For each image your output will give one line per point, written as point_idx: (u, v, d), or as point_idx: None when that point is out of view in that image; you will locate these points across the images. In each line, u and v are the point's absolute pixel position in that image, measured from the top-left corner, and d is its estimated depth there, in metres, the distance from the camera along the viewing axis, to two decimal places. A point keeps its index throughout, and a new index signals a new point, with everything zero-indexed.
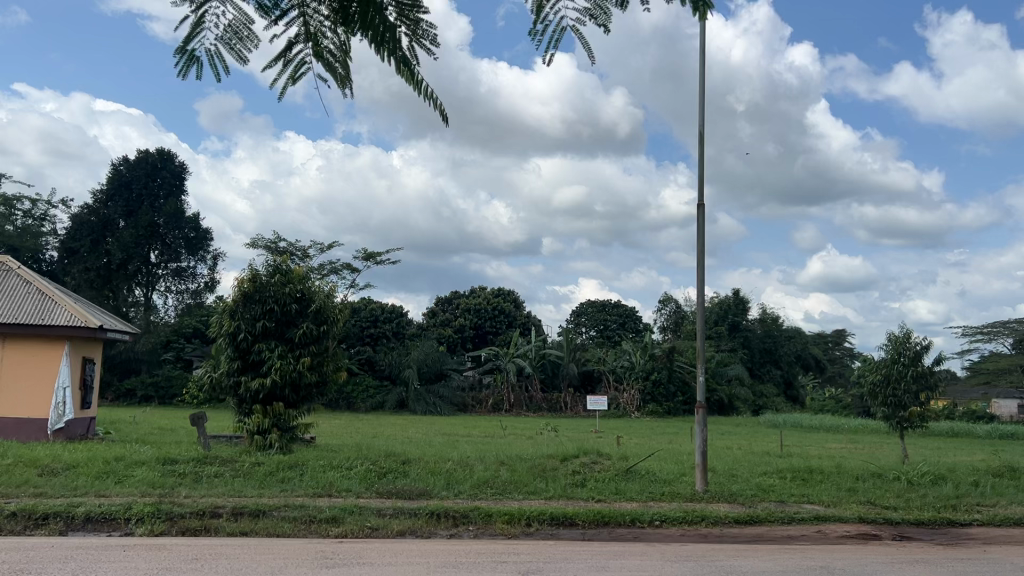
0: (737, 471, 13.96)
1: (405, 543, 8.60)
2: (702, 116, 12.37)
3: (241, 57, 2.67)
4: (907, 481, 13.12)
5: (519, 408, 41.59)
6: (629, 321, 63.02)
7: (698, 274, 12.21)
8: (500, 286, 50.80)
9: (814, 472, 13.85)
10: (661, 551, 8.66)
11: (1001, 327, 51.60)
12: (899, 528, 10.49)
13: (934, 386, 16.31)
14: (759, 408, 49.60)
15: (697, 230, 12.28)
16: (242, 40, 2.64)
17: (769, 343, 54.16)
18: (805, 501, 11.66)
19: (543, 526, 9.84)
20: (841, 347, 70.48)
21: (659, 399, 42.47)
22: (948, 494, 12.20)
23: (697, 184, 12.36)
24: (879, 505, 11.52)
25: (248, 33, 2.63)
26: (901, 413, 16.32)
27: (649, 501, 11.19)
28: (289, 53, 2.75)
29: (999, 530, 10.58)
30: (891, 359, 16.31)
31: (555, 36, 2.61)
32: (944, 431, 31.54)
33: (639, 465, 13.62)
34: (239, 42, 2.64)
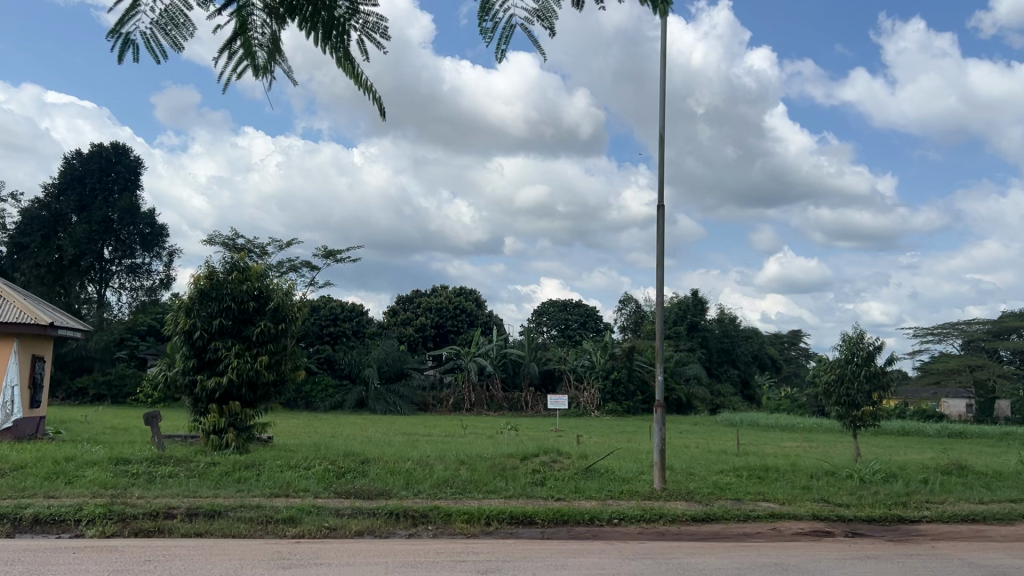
0: (694, 469, 14.10)
1: (363, 543, 8.54)
2: (662, 117, 12.47)
3: (177, 44, 2.60)
4: (860, 479, 13.38)
5: (480, 408, 41.53)
6: (589, 321, 63.37)
7: (658, 275, 12.30)
8: (461, 285, 50.70)
9: (769, 471, 14.06)
10: (619, 549, 8.72)
11: (950, 329, 52.86)
12: (851, 525, 10.71)
13: (886, 385, 16.66)
14: (717, 407, 50.21)
15: (657, 231, 12.37)
16: (177, 26, 2.57)
17: (727, 343, 54.83)
18: (760, 499, 11.83)
19: (503, 525, 9.84)
20: (796, 347, 71.63)
21: (618, 398, 42.75)
22: (898, 492, 12.48)
23: (658, 185, 12.46)
24: (832, 502, 11.73)
25: (183, 20, 2.57)
26: (855, 412, 16.63)
27: (608, 500, 11.26)
28: (233, 42, 2.67)
29: (947, 526, 10.83)
30: (845, 359, 16.65)
31: (504, 33, 2.59)
32: (896, 429, 32.24)
33: (598, 464, 13.70)
34: (174, 28, 2.58)
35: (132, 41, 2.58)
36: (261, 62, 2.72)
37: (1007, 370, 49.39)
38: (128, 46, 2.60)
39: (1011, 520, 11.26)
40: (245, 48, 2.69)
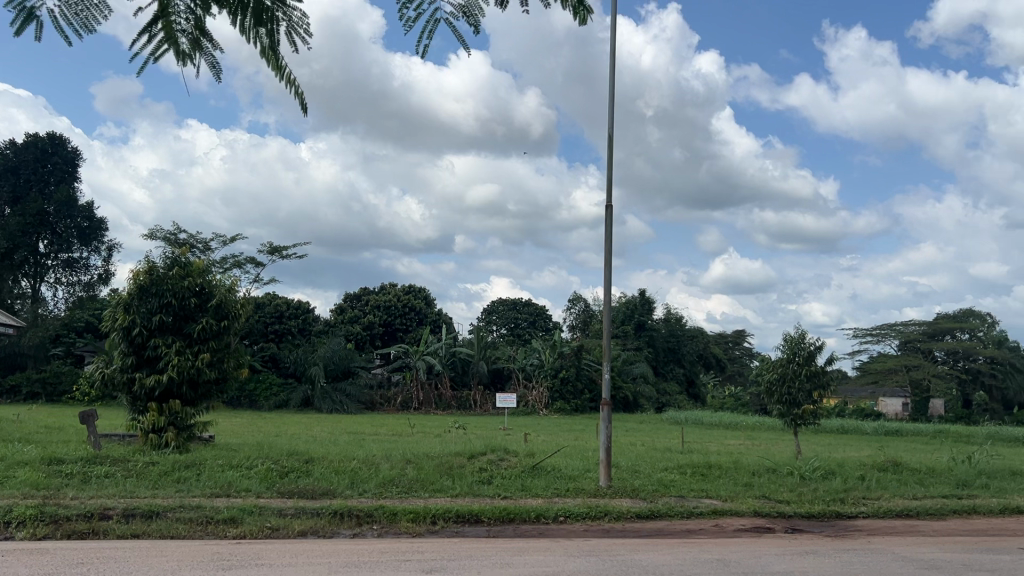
0: (638, 467, 14.26)
1: (306, 544, 8.43)
2: (611, 118, 12.56)
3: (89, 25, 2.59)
4: (799, 476, 13.68)
5: (428, 407, 41.32)
6: (539, 320, 63.62)
7: (606, 274, 12.37)
8: (410, 283, 50.42)
9: (712, 468, 14.27)
10: (564, 546, 8.78)
11: (888, 330, 54.33)
12: (791, 521, 10.94)
13: (826, 385, 17.05)
14: (663, 405, 50.82)
15: (605, 231, 12.45)
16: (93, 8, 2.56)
17: (673, 342, 55.56)
18: (703, 496, 12.00)
19: (448, 523, 9.80)
20: (740, 347, 72.93)
21: (566, 397, 42.97)
22: (836, 488, 12.79)
23: (605, 186, 12.55)
24: (773, 499, 11.97)
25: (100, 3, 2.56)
26: (795, 410, 17.00)
27: (554, 498, 11.30)
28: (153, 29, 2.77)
29: (883, 522, 11.14)
30: (787, 358, 16.99)
31: (426, 27, 2.80)
32: (835, 428, 33.04)
33: (545, 462, 13.75)
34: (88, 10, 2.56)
35: (37, 17, 2.56)
36: (183, 48, 2.81)
37: (942, 371, 51.00)
38: (31, 22, 2.58)
39: (943, 515, 11.62)
40: (164, 32, 2.79)
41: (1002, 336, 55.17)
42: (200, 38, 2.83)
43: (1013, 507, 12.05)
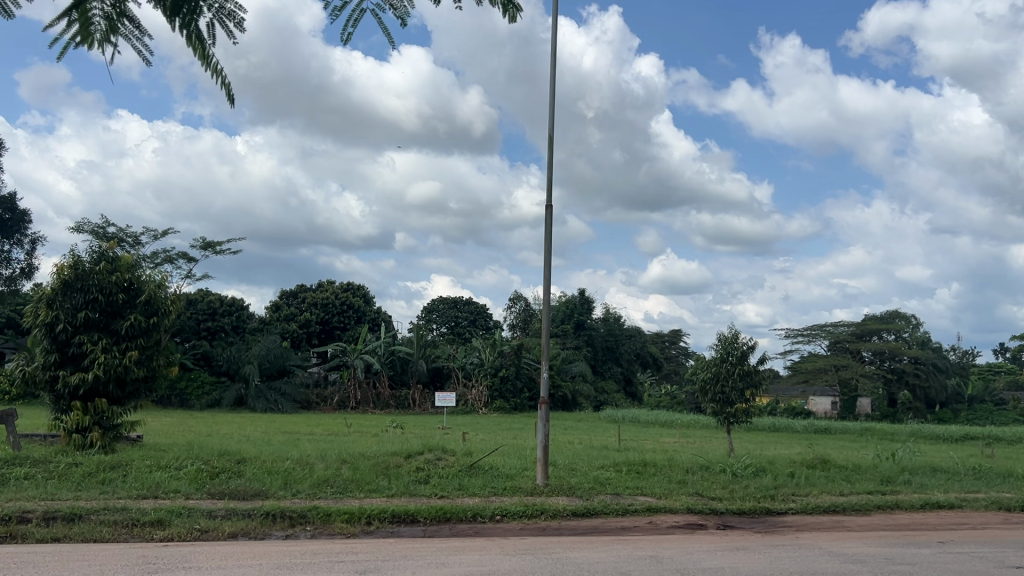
0: (575, 465, 14.36)
1: (236, 546, 8.24)
2: (551, 119, 12.61)
3: None
4: (732, 473, 13.95)
5: (366, 406, 40.91)
6: (479, 319, 63.68)
7: (545, 274, 12.42)
8: (348, 280, 49.88)
9: (647, 466, 14.44)
10: (500, 545, 8.77)
11: (818, 330, 55.81)
12: (722, 517, 11.14)
13: (758, 384, 17.43)
14: (601, 403, 51.32)
15: (544, 230, 12.49)
16: None
17: (612, 341, 56.17)
18: (638, 493, 12.16)
19: (383, 524, 9.70)
20: (677, 347, 74.16)
21: (505, 396, 43.03)
22: (767, 485, 13.09)
23: (545, 186, 12.60)
24: (705, 496, 12.18)
25: None
26: (728, 409, 17.37)
27: (491, 496, 11.30)
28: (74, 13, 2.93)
29: (811, 518, 11.43)
30: (720, 358, 17.30)
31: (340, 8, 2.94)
32: (767, 426, 33.84)
33: (482, 461, 13.75)
34: None
35: None
36: (97, 33, 2.97)
37: (869, 370, 52.62)
38: None
39: (867, 510, 12.00)
40: (81, 19, 2.95)
41: (925, 337, 57.29)
42: (118, 24, 2.99)
43: (933, 502, 12.52)
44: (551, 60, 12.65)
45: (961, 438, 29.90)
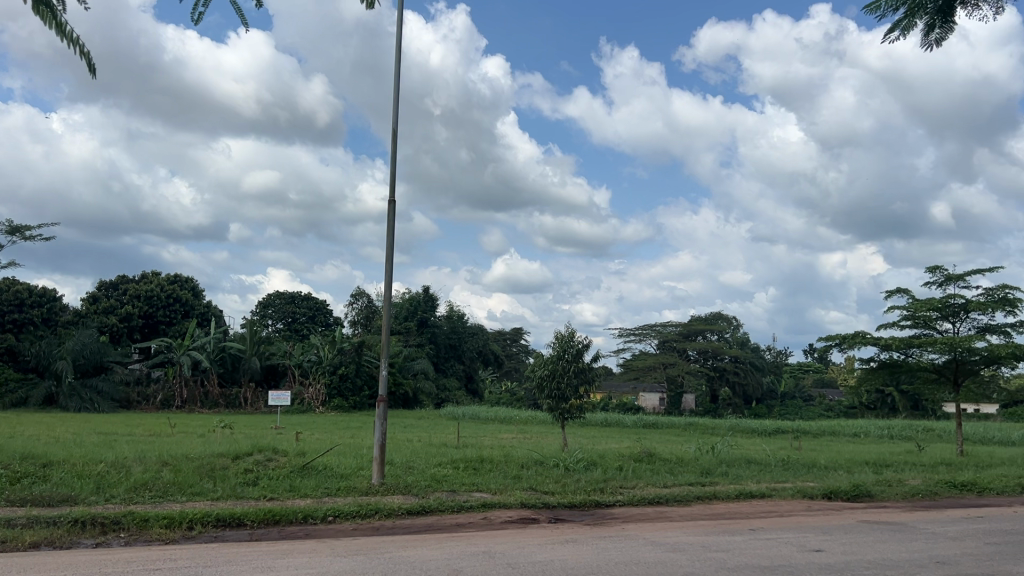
0: (413, 463, 14.29)
1: (41, 556, 7.61)
2: (395, 113, 12.48)
3: None
4: (565, 467, 14.36)
5: (193, 405, 38.89)
6: (318, 314, 62.21)
7: (386, 270, 12.26)
8: (175, 272, 47.22)
9: (484, 463, 14.56)
10: (331, 547, 8.58)
11: (649, 330, 58.46)
12: (554, 511, 11.44)
13: (591, 380, 18.10)
14: (441, 400, 51.38)
15: (387, 226, 12.34)
16: None
17: (453, 339, 56.41)
18: (473, 489, 12.29)
19: (206, 528, 9.25)
20: (518, 344, 75.45)
21: (343, 394, 42.31)
22: (597, 478, 13.60)
23: (389, 181, 12.45)
24: (540, 490, 12.49)
25: None
26: (563, 404, 17.86)
27: (324, 497, 11.03)
28: None
29: (636, 509, 11.96)
30: (557, 355, 17.74)
31: None
32: (601, 421, 35.06)
33: (316, 461, 13.40)
34: None
35: None
36: None
37: (694, 368, 55.76)
38: None
39: (687, 500, 12.70)
40: None
41: (744, 338, 61.47)
42: None
43: (746, 492, 13.44)
44: (397, 54, 12.50)
45: (773, 431, 32.26)
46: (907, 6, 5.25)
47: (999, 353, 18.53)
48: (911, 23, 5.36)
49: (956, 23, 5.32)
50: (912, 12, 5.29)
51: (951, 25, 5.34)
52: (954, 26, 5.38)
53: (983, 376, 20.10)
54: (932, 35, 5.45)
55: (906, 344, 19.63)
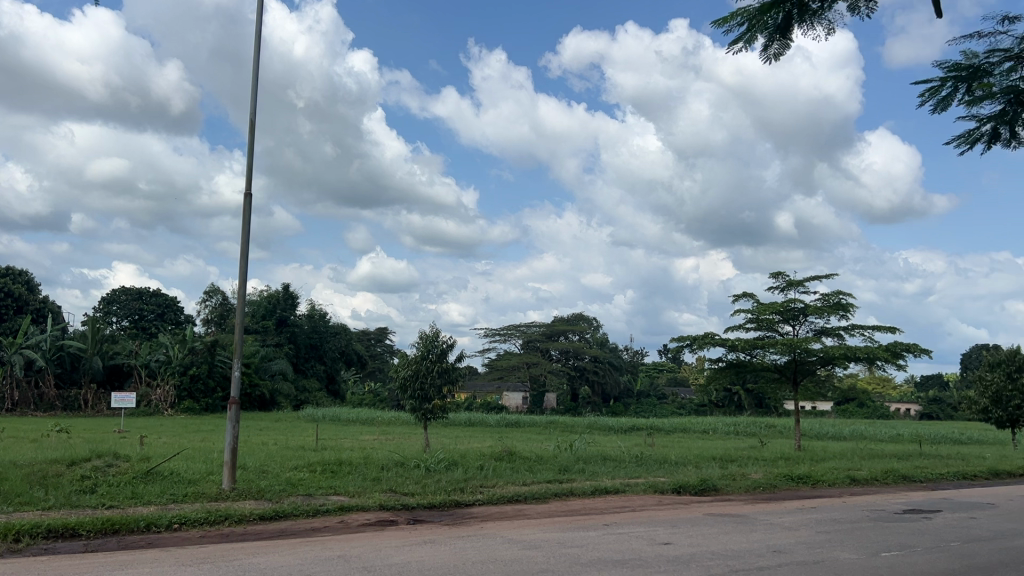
0: (266, 467, 13.84)
1: None
2: (253, 104, 12.04)
3: None
4: (425, 468, 14.32)
5: (25, 408, 36.14)
6: (168, 312, 59.27)
7: (243, 266, 11.81)
8: (7, 265, 43.66)
9: (342, 465, 14.30)
10: (175, 556, 8.18)
11: (514, 330, 59.23)
12: (413, 512, 11.36)
13: (454, 380, 18.11)
14: (301, 402, 50.10)
15: (243, 219, 11.88)
16: None
17: (314, 339, 55.13)
18: (330, 493, 12.02)
19: (36, 541, 8.60)
20: (382, 344, 74.63)
21: (195, 396, 40.46)
22: (458, 478, 13.62)
23: (246, 172, 12.00)
24: (398, 491, 12.38)
25: None
26: (426, 404, 17.73)
27: (169, 504, 10.48)
28: None
29: (495, 507, 12.08)
30: (421, 355, 17.63)
31: None
32: (463, 421, 35.21)
33: (162, 466, 12.73)
34: None
35: None
36: None
37: (556, 367, 56.98)
38: None
39: (546, 498, 12.96)
40: None
41: (603, 338, 63.38)
42: None
43: (601, 488, 13.84)
44: (255, 42, 12.08)
45: (628, 429, 33.44)
46: (750, 22, 5.57)
47: (834, 354, 19.90)
48: (752, 36, 5.68)
49: (791, 41, 5.65)
50: (753, 27, 5.61)
51: (788, 42, 5.65)
52: (791, 43, 5.70)
53: (818, 375, 21.56)
54: (773, 50, 5.77)
55: (751, 344, 20.77)
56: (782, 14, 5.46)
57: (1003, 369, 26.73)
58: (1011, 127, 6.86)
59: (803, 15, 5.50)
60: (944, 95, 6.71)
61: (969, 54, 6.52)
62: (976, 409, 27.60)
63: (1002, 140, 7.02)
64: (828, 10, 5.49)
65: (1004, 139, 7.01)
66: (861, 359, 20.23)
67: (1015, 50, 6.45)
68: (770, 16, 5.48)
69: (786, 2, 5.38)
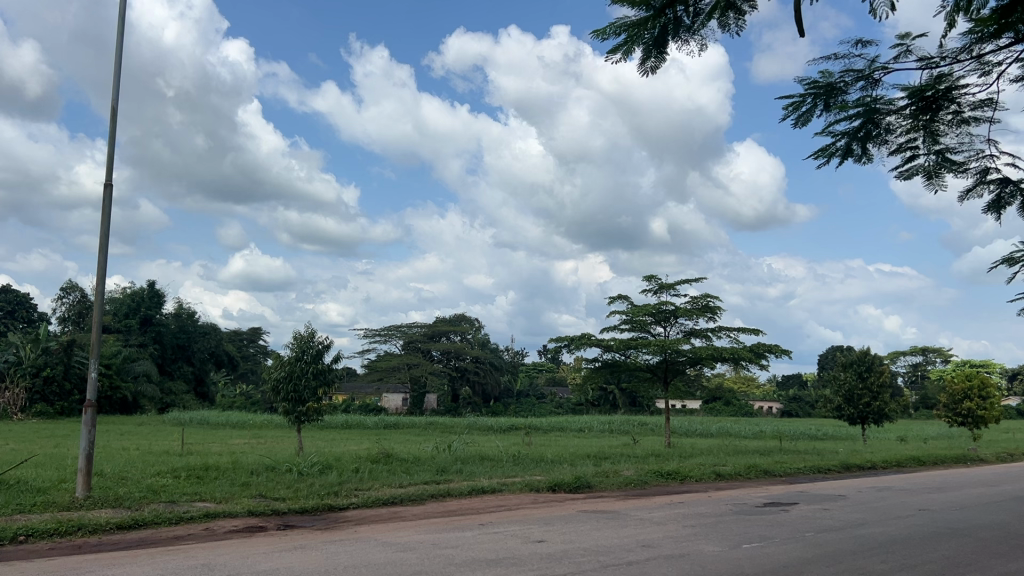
0: (126, 473, 13.13)
1: None
2: (116, 90, 11.40)
3: None
4: (298, 472, 13.94)
5: None
6: (19, 309, 55.35)
7: (102, 262, 11.16)
8: None
9: (209, 469, 13.75)
10: (21, 569, 7.64)
11: (394, 330, 58.64)
12: (283, 517, 11.04)
13: (329, 382, 17.71)
14: (166, 405, 47.96)
15: (102, 212, 11.23)
16: None
17: (182, 338, 52.83)
18: (196, 499, 11.52)
19: None
20: (255, 344, 72.32)
21: (48, 399, 37.95)
22: (331, 482, 13.33)
23: (106, 164, 11.34)
24: (268, 497, 11.99)
25: None
26: (300, 407, 17.26)
27: (15, 515, 9.77)
28: None
29: (370, 511, 11.89)
30: (295, 356, 17.17)
31: None
32: (340, 423, 34.62)
33: (7, 475, 11.83)
34: None
35: None
36: None
37: (437, 368, 56.69)
38: None
39: (422, 499, 12.86)
40: None
41: (485, 338, 63.74)
42: None
43: (478, 488, 13.89)
44: (118, 25, 11.44)
45: (506, 429, 33.75)
46: (628, 34, 5.65)
47: (701, 355, 20.71)
48: (630, 48, 5.79)
49: (666, 54, 5.84)
50: (631, 40, 5.71)
51: (663, 56, 5.85)
52: (666, 57, 5.90)
53: (688, 374, 22.37)
54: (649, 63, 5.94)
55: (625, 345, 21.34)
56: (658, 28, 5.61)
57: (855, 369, 28.56)
58: (863, 144, 7.32)
59: (676, 31, 5.69)
60: (804, 110, 7.08)
61: (825, 73, 6.92)
62: (830, 407, 29.39)
63: (854, 156, 7.50)
64: (700, 26, 5.73)
65: (855, 155, 7.48)
66: (727, 359, 21.14)
67: (866, 71, 6.88)
68: (647, 29, 5.60)
69: (661, 18, 5.53)
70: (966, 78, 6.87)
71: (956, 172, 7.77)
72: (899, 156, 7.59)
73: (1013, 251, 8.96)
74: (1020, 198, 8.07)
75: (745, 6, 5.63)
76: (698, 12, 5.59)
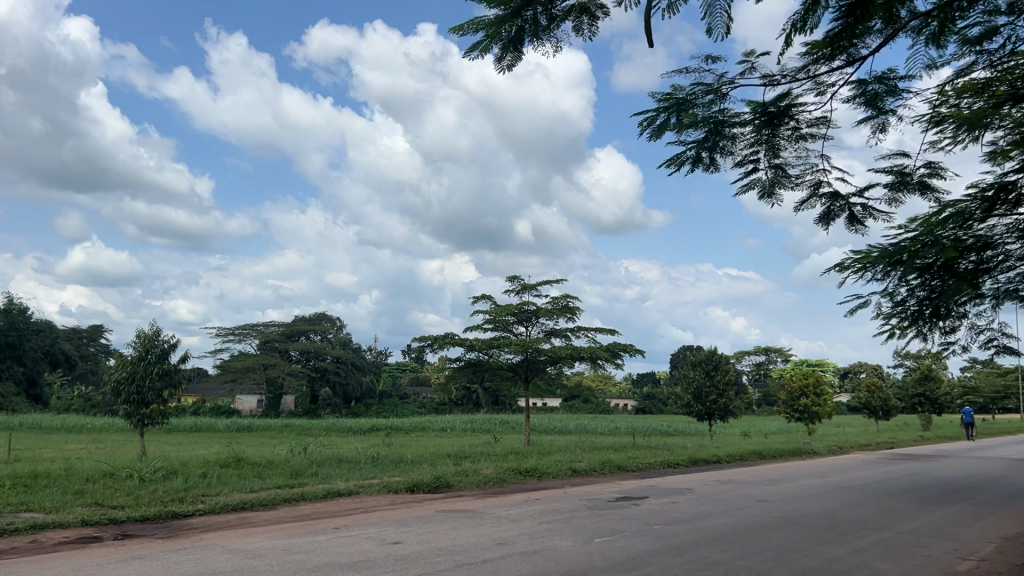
0: None
1: None
2: None
3: None
4: (139, 478, 13.21)
5: None
6: None
7: None
8: None
9: (38, 478, 12.79)
10: None
11: (250, 330, 56.55)
12: (121, 527, 10.42)
13: (176, 383, 16.89)
14: None
15: None
16: None
17: (12, 337, 48.87)
18: (21, 510, 10.68)
19: None
20: (96, 343, 67.92)
21: None
22: (176, 488, 12.71)
23: None
24: (105, 505, 11.28)
25: None
26: (143, 409, 16.35)
27: None
28: None
29: (217, 517, 11.41)
30: (138, 356, 16.24)
31: None
32: (188, 426, 33.09)
33: None
34: None
35: None
36: None
37: (295, 369, 55.19)
38: None
39: (274, 504, 12.48)
40: None
41: (346, 338, 62.61)
42: None
43: (333, 491, 13.63)
44: None
45: (366, 430, 33.27)
46: (487, 31, 5.67)
47: (561, 354, 21.18)
48: (489, 47, 5.83)
49: (523, 54, 5.92)
50: (490, 37, 5.73)
51: (520, 54, 5.92)
52: (523, 56, 5.98)
53: (546, 373, 22.80)
54: (506, 60, 6.00)
55: (487, 344, 21.50)
56: (515, 28, 5.68)
57: (703, 368, 30.03)
58: (710, 154, 7.71)
59: (534, 32, 5.78)
60: (659, 123, 7.39)
61: (677, 86, 7.24)
62: (681, 404, 30.75)
63: (702, 165, 7.89)
64: (556, 28, 5.84)
65: (704, 163, 7.86)
66: (585, 359, 21.72)
67: (715, 85, 7.23)
68: (505, 28, 5.65)
69: (519, 19, 5.60)
70: (804, 96, 7.35)
71: (793, 185, 8.35)
72: (742, 168, 8.07)
73: (843, 258, 9.71)
74: (847, 211, 8.77)
75: (599, 12, 5.79)
76: (553, 16, 5.70)
